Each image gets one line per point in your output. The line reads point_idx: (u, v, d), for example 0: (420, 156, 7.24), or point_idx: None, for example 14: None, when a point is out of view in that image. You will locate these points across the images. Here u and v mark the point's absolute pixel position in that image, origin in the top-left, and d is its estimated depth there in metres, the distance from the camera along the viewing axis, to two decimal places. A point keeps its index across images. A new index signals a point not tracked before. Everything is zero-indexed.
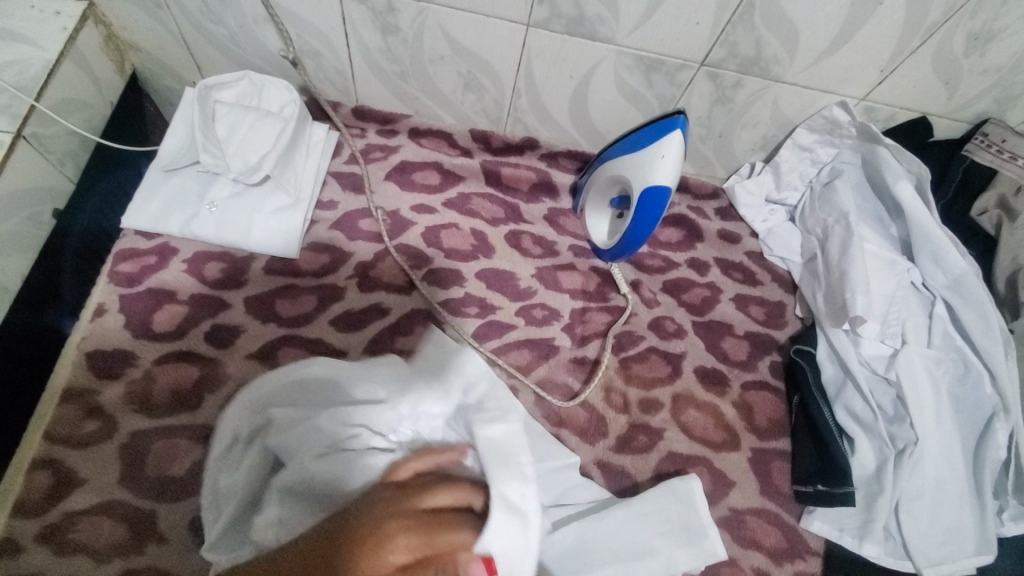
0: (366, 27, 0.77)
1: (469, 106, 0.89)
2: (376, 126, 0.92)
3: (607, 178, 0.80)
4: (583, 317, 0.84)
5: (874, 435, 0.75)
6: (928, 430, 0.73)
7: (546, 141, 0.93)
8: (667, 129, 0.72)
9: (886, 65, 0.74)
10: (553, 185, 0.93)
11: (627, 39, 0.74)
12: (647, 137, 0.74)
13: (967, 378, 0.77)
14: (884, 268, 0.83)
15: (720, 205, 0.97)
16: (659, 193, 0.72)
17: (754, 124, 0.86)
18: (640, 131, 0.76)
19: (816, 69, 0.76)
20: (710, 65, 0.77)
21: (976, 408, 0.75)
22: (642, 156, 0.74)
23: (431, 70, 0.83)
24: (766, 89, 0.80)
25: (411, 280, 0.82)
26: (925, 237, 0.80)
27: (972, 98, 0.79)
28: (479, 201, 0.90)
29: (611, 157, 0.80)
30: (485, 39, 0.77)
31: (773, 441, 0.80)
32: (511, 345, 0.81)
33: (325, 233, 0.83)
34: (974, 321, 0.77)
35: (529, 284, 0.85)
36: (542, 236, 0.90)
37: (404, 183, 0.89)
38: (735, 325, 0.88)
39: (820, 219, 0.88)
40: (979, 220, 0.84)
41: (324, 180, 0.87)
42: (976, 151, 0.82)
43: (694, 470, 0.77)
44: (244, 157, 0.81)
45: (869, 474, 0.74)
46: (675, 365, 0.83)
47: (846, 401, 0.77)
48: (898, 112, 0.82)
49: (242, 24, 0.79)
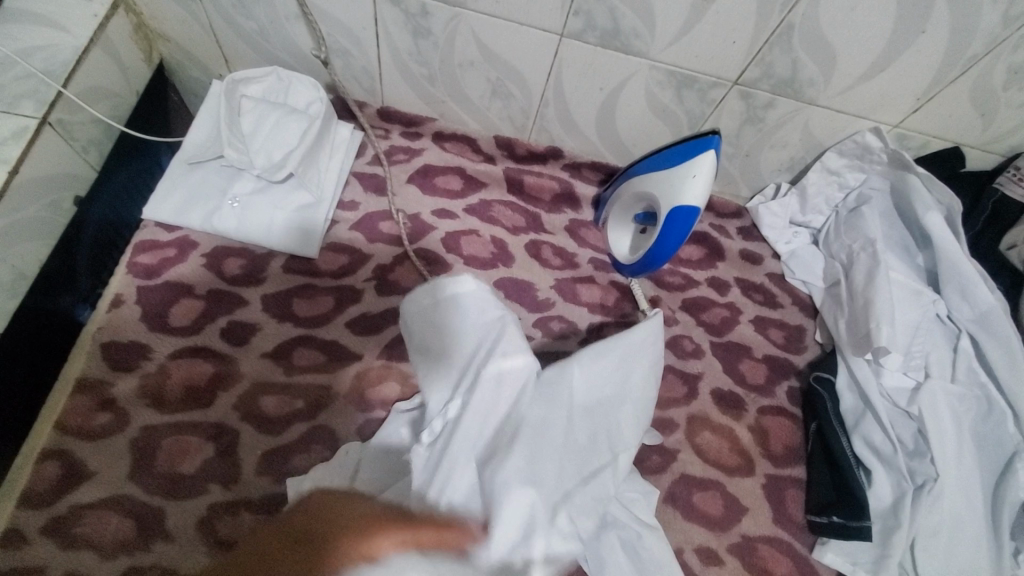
0: (397, 29, 0.77)
1: (495, 113, 0.88)
2: (401, 128, 0.91)
3: (633, 193, 0.79)
4: (601, 331, 0.83)
5: (893, 469, 0.74)
6: (949, 467, 0.72)
7: (571, 151, 0.92)
8: (698, 147, 0.70)
9: (923, 93, 0.73)
10: (575, 196, 0.92)
11: (660, 54, 0.73)
12: (677, 154, 0.72)
13: (990, 416, 0.75)
14: (910, 298, 0.81)
15: (742, 225, 0.96)
16: (687, 214, 0.70)
17: (783, 145, 0.85)
18: (669, 148, 0.74)
19: (851, 93, 0.75)
20: (743, 84, 0.76)
21: (999, 446, 0.74)
22: (671, 173, 0.72)
23: (459, 74, 0.82)
24: (798, 111, 0.79)
25: None
26: (953, 269, 0.79)
27: (1008, 130, 0.77)
28: (501, 209, 0.89)
29: (639, 171, 0.78)
30: (515, 47, 0.76)
31: (788, 469, 0.79)
32: None
33: (345, 234, 0.82)
34: (1000, 357, 0.75)
35: (548, 296, 0.84)
36: (562, 247, 0.89)
37: (426, 187, 0.88)
38: (754, 348, 0.86)
39: (845, 244, 0.87)
40: (1007, 254, 0.82)
41: (347, 180, 0.86)
42: (1007, 184, 0.81)
43: (707, 494, 0.75)
44: (268, 154, 0.81)
45: (885, 508, 0.73)
46: (691, 385, 0.82)
47: (865, 433, 0.76)
48: (931, 140, 0.81)
49: (273, 20, 0.79)
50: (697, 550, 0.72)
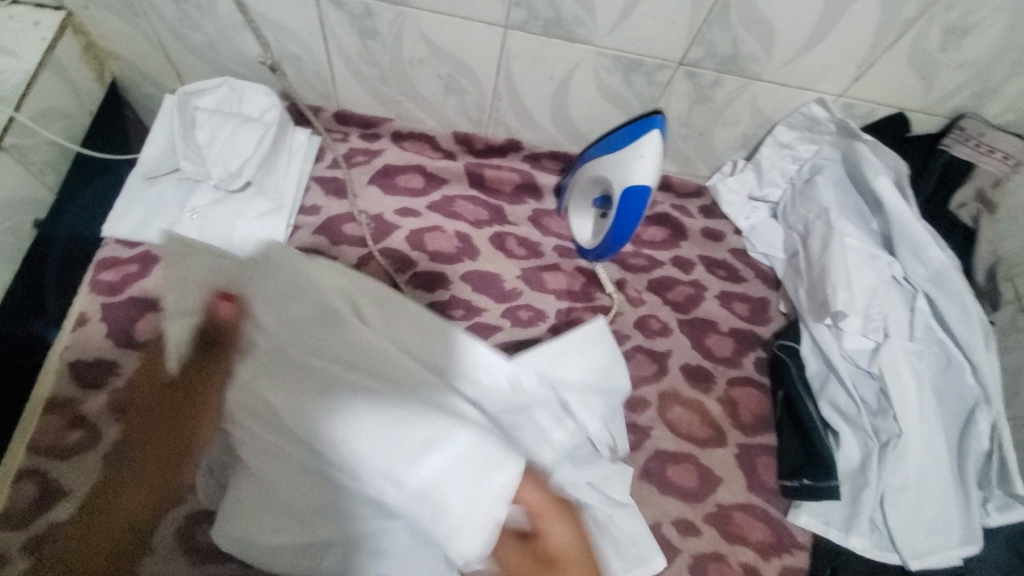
0: (344, 32, 0.77)
1: (451, 109, 0.89)
2: (358, 130, 0.91)
3: (590, 178, 0.80)
4: (568, 316, 0.84)
5: (858, 429, 0.76)
6: (911, 423, 0.74)
7: (529, 142, 0.93)
8: (646, 127, 0.72)
9: (862, 61, 0.75)
10: (536, 186, 0.93)
11: (604, 40, 0.75)
12: (627, 136, 0.74)
13: (949, 371, 0.77)
14: (866, 262, 0.83)
15: (703, 203, 0.98)
16: (639, 193, 0.72)
17: (734, 122, 0.87)
18: (620, 131, 0.76)
19: (792, 66, 0.77)
20: (688, 64, 0.77)
21: (959, 399, 0.76)
22: (623, 155, 0.73)
23: (411, 72, 0.83)
24: (744, 87, 0.81)
25: (396, 284, 0.82)
26: (904, 231, 0.80)
27: (949, 92, 0.79)
28: (463, 203, 0.90)
29: (594, 156, 0.80)
30: (463, 42, 0.77)
31: (759, 437, 0.80)
32: (496, 346, 0.81)
33: (308, 238, 0.83)
34: (955, 313, 0.77)
35: (514, 286, 0.85)
36: (526, 237, 0.90)
37: (388, 186, 0.89)
38: (720, 322, 0.88)
39: (801, 215, 0.89)
40: (957, 213, 0.85)
41: (307, 185, 0.87)
42: (954, 145, 0.83)
43: (681, 467, 0.77)
44: (225, 165, 0.81)
45: (854, 468, 0.75)
46: (661, 363, 0.83)
47: (831, 396, 0.78)
48: (875, 108, 0.83)
49: (221, 31, 0.79)
50: (675, 522, 0.74)
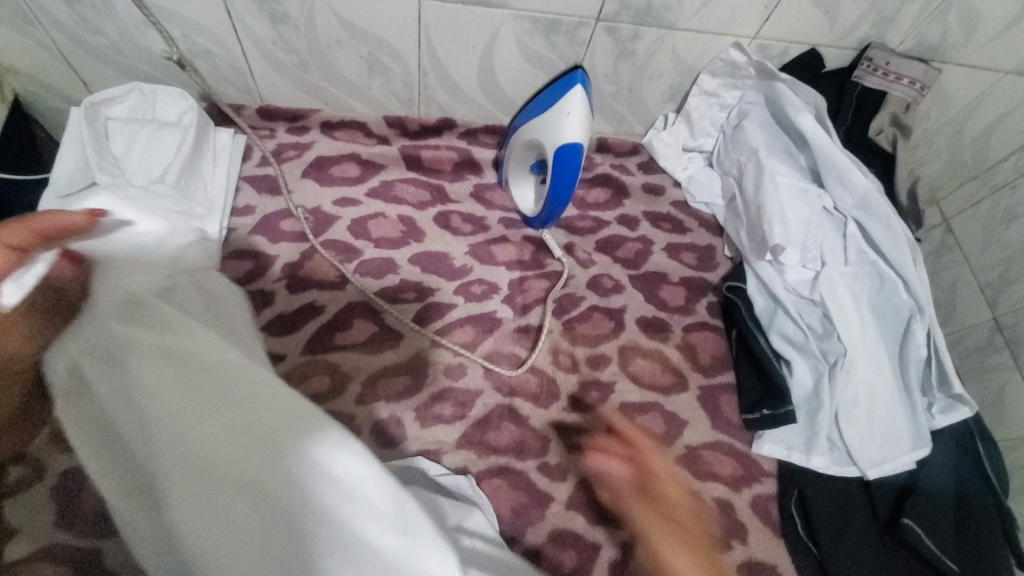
0: (253, 20, 0.75)
1: (378, 91, 0.87)
2: (285, 124, 0.88)
3: (524, 143, 0.80)
4: (522, 286, 0.85)
5: (808, 355, 0.79)
6: (854, 343, 0.78)
7: (463, 118, 0.93)
8: (570, 84, 0.72)
9: (769, 1, 0.77)
10: (475, 161, 0.93)
11: (519, 3, 0.75)
12: (554, 94, 0.74)
13: (884, 289, 0.81)
14: (797, 197, 0.86)
15: (641, 160, 0.99)
16: (572, 151, 0.72)
17: (659, 75, 0.88)
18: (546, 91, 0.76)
19: (705, 12, 0.78)
20: (606, 20, 0.78)
21: (896, 313, 0.81)
22: (551, 114, 0.74)
23: (330, 56, 0.81)
24: (664, 38, 0.82)
25: (343, 275, 0.80)
26: (829, 162, 0.84)
27: (853, 24, 0.82)
28: (403, 186, 0.89)
29: (526, 119, 0.80)
30: (377, 18, 0.75)
31: (719, 377, 0.83)
32: (453, 324, 0.80)
33: (245, 239, 0.80)
34: (883, 234, 0.82)
35: (464, 262, 0.85)
36: (471, 213, 0.89)
37: (323, 178, 0.86)
38: (671, 273, 0.90)
39: (734, 160, 0.91)
40: (877, 140, 0.89)
41: (238, 185, 0.84)
42: (864, 77, 0.87)
43: (648, 416, 0.79)
44: (146, 173, 0.77)
45: (809, 393, 0.79)
46: (617, 319, 0.85)
47: (779, 327, 0.82)
48: (789, 47, 0.86)
49: (122, 31, 0.75)
50: None
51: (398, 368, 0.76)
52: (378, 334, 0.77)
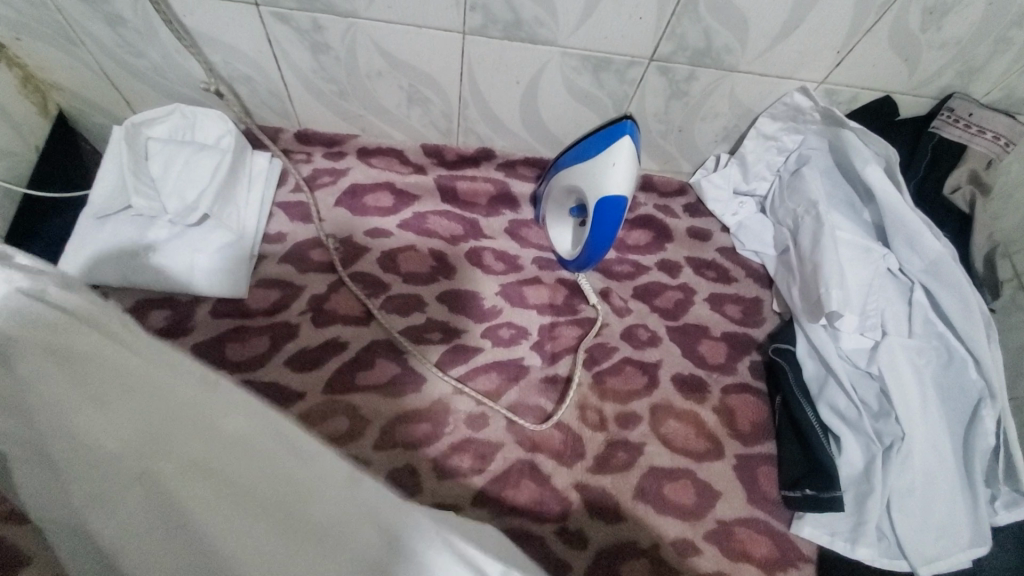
0: (295, 49, 0.73)
1: (417, 120, 0.85)
2: (322, 149, 0.87)
3: (563, 186, 0.76)
4: (552, 332, 0.81)
5: (860, 432, 0.72)
6: (914, 424, 0.70)
7: (502, 150, 0.89)
8: (618, 133, 0.68)
9: (841, 46, 0.71)
10: (512, 196, 0.89)
11: (568, 40, 0.71)
12: (600, 141, 0.70)
13: (951, 366, 0.74)
14: (858, 256, 0.80)
15: (687, 201, 0.94)
16: (614, 204, 0.68)
17: (713, 116, 0.83)
18: (593, 135, 0.72)
19: (769, 56, 0.72)
20: (660, 60, 0.73)
21: (964, 393, 0.73)
22: (595, 162, 0.70)
23: (369, 84, 0.79)
24: (721, 80, 0.76)
25: (369, 310, 0.78)
26: (897, 221, 0.77)
27: (935, 73, 0.75)
28: (436, 219, 0.86)
29: (568, 161, 0.76)
30: (419, 51, 0.73)
31: (758, 446, 0.77)
32: (478, 369, 0.77)
33: (274, 268, 0.78)
34: (954, 305, 0.74)
35: (493, 303, 0.81)
36: (504, 250, 0.85)
37: (355, 207, 0.84)
38: (711, 327, 0.84)
39: (790, 209, 0.85)
40: (952, 198, 0.81)
41: (270, 211, 0.82)
42: (944, 127, 0.78)
43: (678, 484, 0.74)
44: (181, 196, 0.76)
45: (858, 474, 0.72)
46: (651, 375, 0.80)
47: (830, 399, 0.74)
48: (860, 93, 0.79)
49: (166, 56, 0.75)
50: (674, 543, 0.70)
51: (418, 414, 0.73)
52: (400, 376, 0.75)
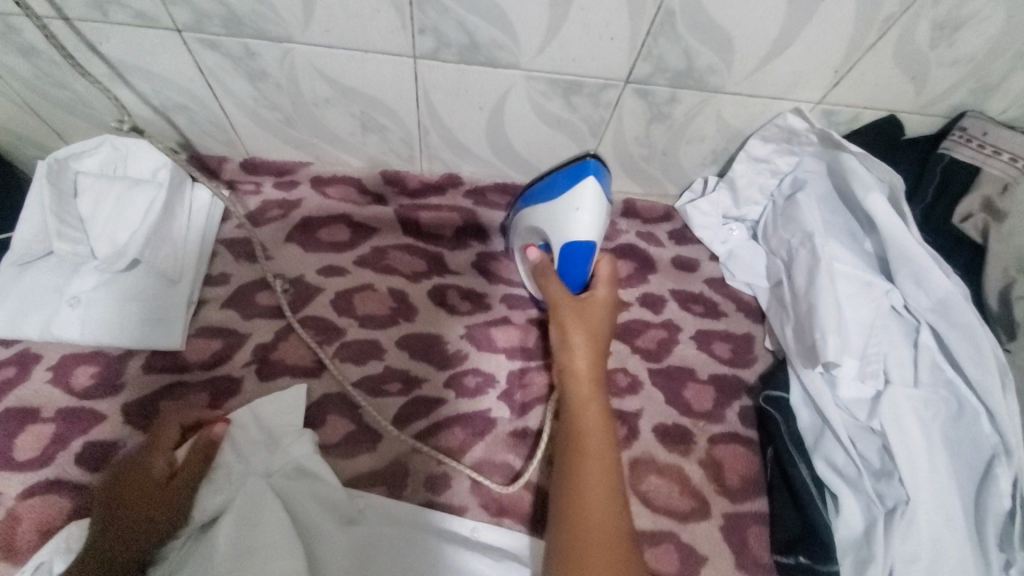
0: (229, 76, 0.66)
1: (374, 147, 0.77)
2: (272, 179, 0.80)
3: (528, 228, 0.74)
4: (523, 379, 0.74)
5: (860, 492, 0.65)
6: (920, 486, 0.63)
7: (470, 176, 0.82)
8: (582, 174, 0.68)
9: (841, 64, 0.63)
10: (480, 227, 0.82)
11: (533, 63, 0.63)
12: (565, 181, 0.70)
13: (962, 418, 0.66)
14: (858, 292, 0.72)
15: (673, 228, 0.86)
16: (584, 249, 0.68)
17: (699, 139, 0.75)
18: (554, 176, 0.72)
19: (758, 76, 0.65)
20: (636, 82, 0.66)
21: (975, 450, 0.65)
22: (562, 204, 0.68)
23: (317, 112, 0.71)
24: (706, 102, 0.69)
25: (320, 360, 0.71)
26: (903, 254, 0.69)
27: (945, 91, 0.67)
28: (397, 254, 0.79)
29: (533, 202, 0.74)
30: (369, 77, 0.66)
31: (749, 503, 0.70)
32: (440, 424, 0.70)
33: (216, 315, 0.72)
34: (965, 350, 0.66)
35: (459, 348, 0.75)
36: (471, 288, 0.79)
37: (309, 243, 0.78)
38: (698, 369, 0.77)
39: (784, 239, 0.78)
40: (962, 227, 0.73)
41: (213, 250, 0.75)
42: (954, 147, 0.71)
43: (660, 550, 0.67)
44: (111, 239, 0.70)
45: (857, 539, 0.64)
46: (631, 425, 0.73)
47: (826, 454, 0.67)
48: (862, 113, 0.71)
49: (91, 87, 0.68)
50: None
51: (373, 476, 0.67)
52: (354, 434, 0.68)
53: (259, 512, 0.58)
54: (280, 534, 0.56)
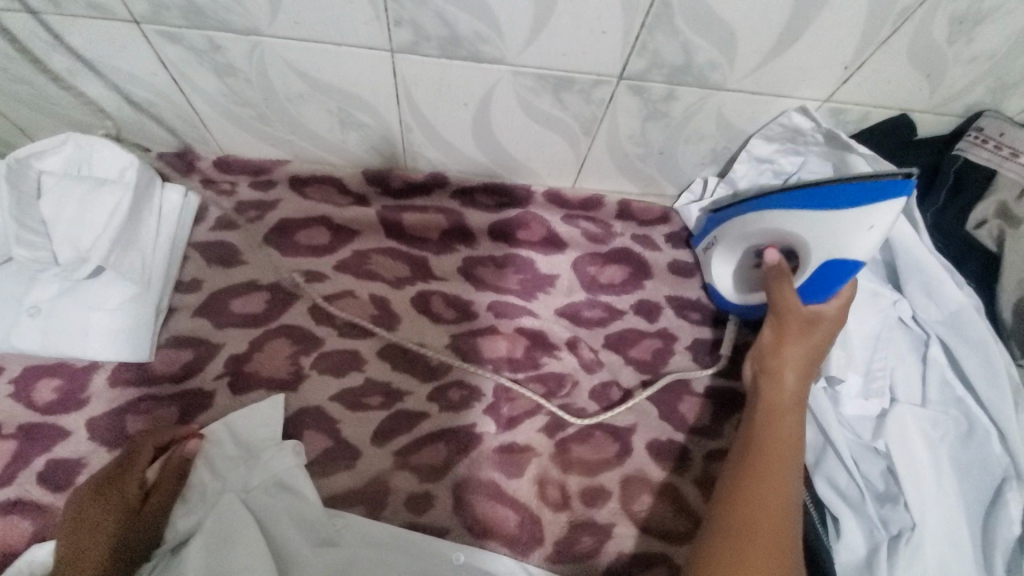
0: (196, 71, 0.62)
1: (355, 145, 0.73)
2: (247, 178, 0.75)
3: (769, 230, 0.65)
4: (510, 392, 0.70)
5: (863, 515, 0.61)
6: (926, 510, 0.60)
7: (457, 175, 0.78)
8: (892, 189, 0.55)
9: (850, 60, 0.59)
10: (467, 229, 0.78)
11: (519, 58, 0.59)
12: (851, 196, 0.58)
13: (971, 438, 0.63)
14: (864, 302, 0.69)
15: (670, 230, 0.81)
16: (847, 268, 0.59)
17: (698, 138, 0.71)
18: (841, 183, 0.59)
19: (762, 73, 0.60)
20: (631, 78, 0.61)
21: (984, 471, 0.62)
22: (846, 218, 0.58)
23: (292, 109, 0.67)
24: (706, 100, 0.64)
25: (296, 371, 0.68)
26: (913, 264, 0.66)
27: (962, 88, 0.63)
28: (379, 258, 0.75)
29: (779, 205, 0.64)
30: (344, 72, 0.61)
31: None
32: (422, 439, 0.67)
33: (187, 323, 0.68)
34: (976, 366, 0.63)
35: (443, 358, 0.71)
36: (456, 295, 0.75)
37: (286, 247, 0.74)
38: (695, 381, 0.74)
39: None
40: (976, 234, 0.69)
41: (185, 254, 0.72)
42: (970, 149, 0.68)
43: None
44: (76, 243, 0.66)
45: (860, 565, 0.60)
46: (623, 441, 0.69)
47: (828, 473, 0.64)
48: (872, 112, 0.66)
49: (52, 82, 0.64)
50: None
51: (350, 494, 0.63)
52: (331, 451, 0.65)
53: (232, 532, 0.55)
54: (259, 554, 0.52)
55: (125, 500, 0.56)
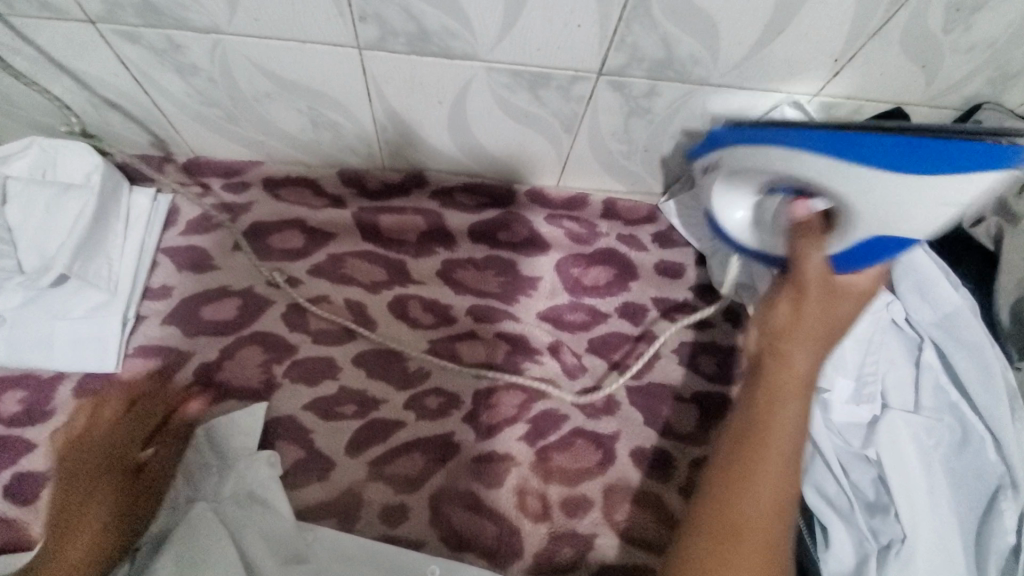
0: (158, 71, 0.60)
1: (329, 146, 0.71)
2: (219, 180, 0.73)
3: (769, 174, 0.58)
4: (490, 399, 0.68)
5: (852, 525, 0.58)
6: (918, 520, 0.57)
7: (436, 175, 0.75)
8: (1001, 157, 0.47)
9: (841, 52, 0.56)
10: (445, 231, 0.75)
11: (492, 54, 0.56)
12: (954, 158, 0.48)
13: (966, 446, 0.60)
14: None
15: (657, 230, 0.79)
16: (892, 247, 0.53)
17: (683, 134, 0.68)
18: (941, 141, 0.49)
19: (747, 67, 0.57)
20: (610, 74, 0.59)
21: (979, 480, 0.59)
22: (917, 182, 0.49)
23: (260, 109, 0.65)
24: (689, 95, 0.61)
25: (269, 380, 0.66)
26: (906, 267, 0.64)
27: (959, 81, 0.60)
28: (355, 262, 0.73)
29: (798, 141, 0.55)
30: (311, 70, 0.59)
31: None
32: (398, 449, 0.65)
33: (156, 331, 0.66)
34: (971, 369, 0.60)
35: (420, 365, 0.69)
36: (435, 300, 0.73)
37: (259, 250, 0.71)
38: (681, 386, 0.72)
39: None
40: (973, 233, 0.66)
41: (154, 259, 0.70)
42: None
43: None
44: (41, 250, 0.64)
45: None
46: (606, 449, 0.67)
47: (816, 481, 0.61)
48: (864, 106, 0.64)
49: (9, 83, 0.62)
50: None
51: (325, 507, 0.62)
52: (304, 462, 0.63)
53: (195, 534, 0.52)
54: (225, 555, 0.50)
55: (124, 469, 0.52)
